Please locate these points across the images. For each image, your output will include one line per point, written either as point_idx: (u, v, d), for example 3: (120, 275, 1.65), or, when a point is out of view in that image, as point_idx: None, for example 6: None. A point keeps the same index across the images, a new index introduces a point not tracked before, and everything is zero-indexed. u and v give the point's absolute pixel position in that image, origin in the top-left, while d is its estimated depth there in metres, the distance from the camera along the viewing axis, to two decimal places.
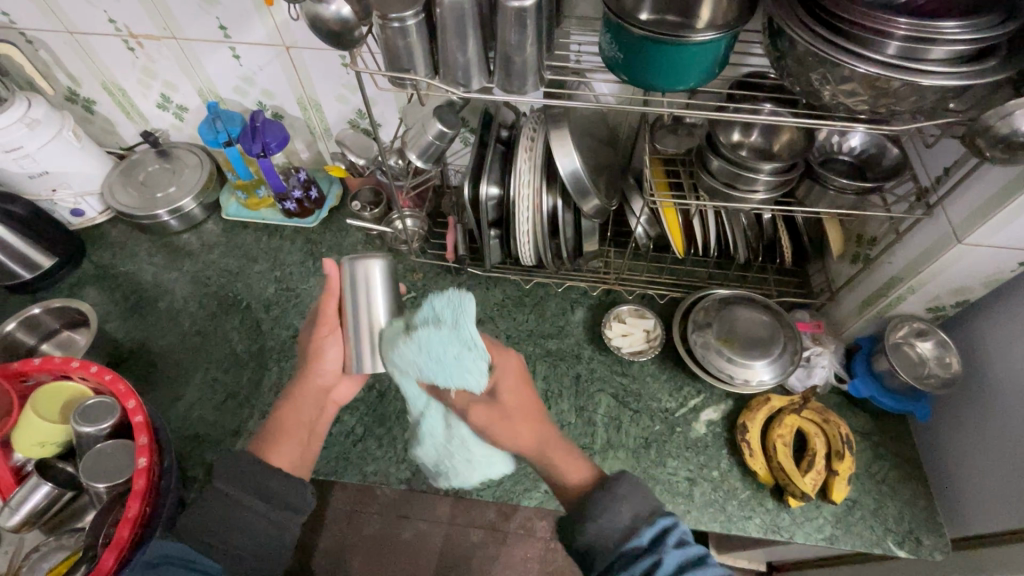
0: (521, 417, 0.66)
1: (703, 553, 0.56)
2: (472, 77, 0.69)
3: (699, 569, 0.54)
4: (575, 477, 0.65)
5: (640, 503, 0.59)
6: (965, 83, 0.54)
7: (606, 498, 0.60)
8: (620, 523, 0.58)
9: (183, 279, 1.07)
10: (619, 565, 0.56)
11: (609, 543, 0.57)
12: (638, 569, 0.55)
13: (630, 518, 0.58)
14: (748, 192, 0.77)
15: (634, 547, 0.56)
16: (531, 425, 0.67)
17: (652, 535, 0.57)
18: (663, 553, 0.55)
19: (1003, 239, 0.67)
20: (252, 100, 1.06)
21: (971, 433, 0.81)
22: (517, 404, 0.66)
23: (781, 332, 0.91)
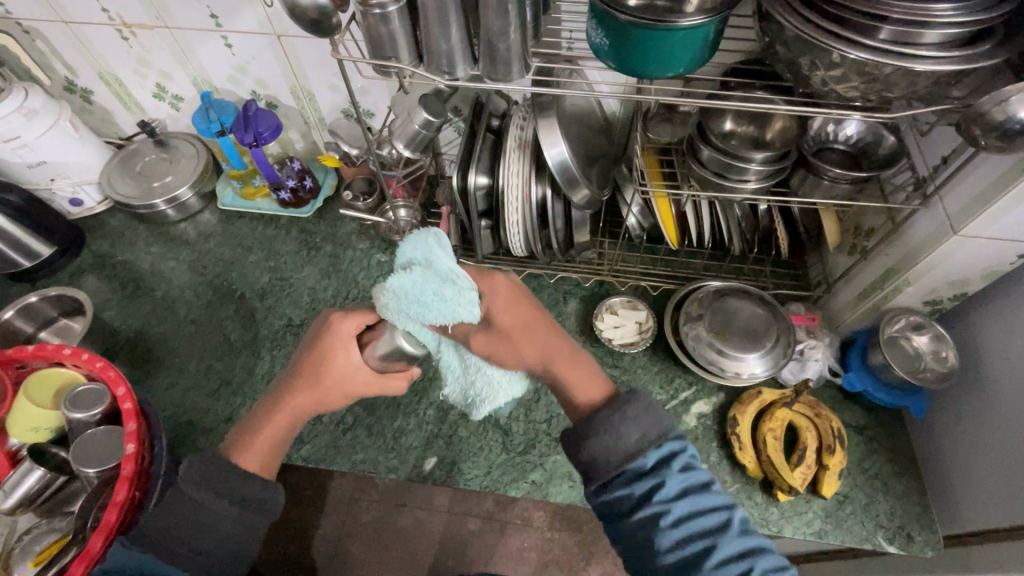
0: (522, 337, 0.62)
1: (706, 478, 0.55)
2: (457, 65, 0.68)
3: (699, 494, 0.54)
4: (583, 393, 0.60)
5: (651, 424, 0.56)
6: (959, 67, 0.52)
7: (616, 420, 0.56)
8: (623, 447, 0.55)
9: (179, 269, 1.08)
10: (619, 481, 0.55)
11: (610, 460, 0.55)
12: (637, 488, 0.54)
13: (637, 441, 0.55)
14: (739, 181, 0.76)
15: (636, 469, 0.54)
16: (532, 339, 0.62)
17: (656, 458, 0.55)
18: (667, 478, 0.54)
19: (1000, 230, 0.65)
20: (246, 89, 1.06)
21: (967, 428, 0.79)
22: (514, 324, 0.61)
23: (775, 324, 0.90)
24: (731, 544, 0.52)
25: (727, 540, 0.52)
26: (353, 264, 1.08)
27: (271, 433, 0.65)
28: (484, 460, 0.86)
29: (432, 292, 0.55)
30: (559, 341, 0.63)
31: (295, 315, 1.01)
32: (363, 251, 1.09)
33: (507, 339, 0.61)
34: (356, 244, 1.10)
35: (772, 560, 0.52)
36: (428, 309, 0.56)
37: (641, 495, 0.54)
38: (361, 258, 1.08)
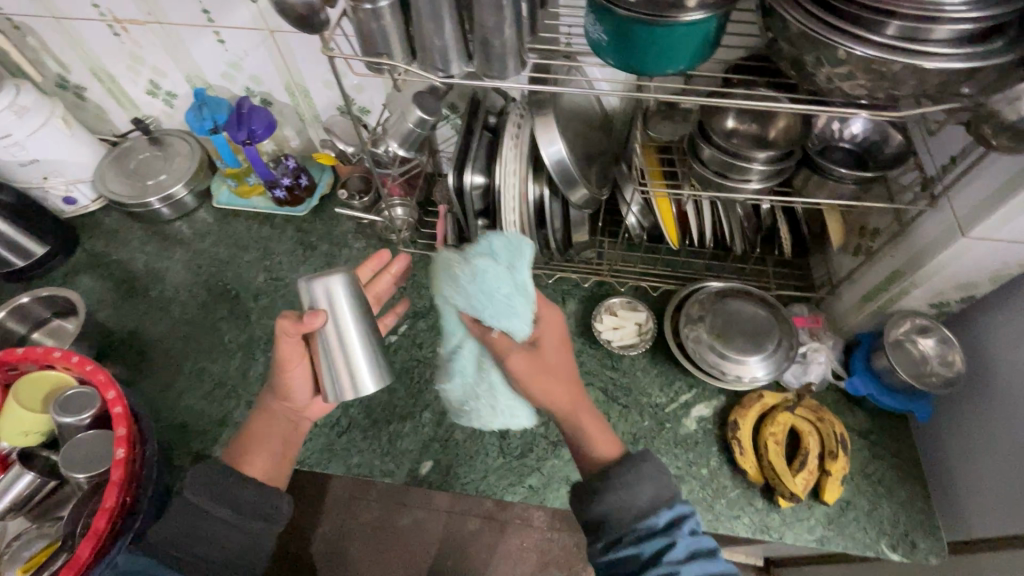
0: (558, 374, 0.63)
1: (713, 547, 0.55)
2: (451, 62, 0.66)
3: (706, 559, 0.54)
4: (600, 443, 0.63)
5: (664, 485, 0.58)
6: (969, 65, 0.51)
7: (632, 476, 0.58)
8: (637, 506, 0.56)
9: (173, 268, 1.07)
10: (629, 539, 0.55)
11: (621, 518, 0.56)
12: (649, 547, 0.54)
13: (650, 500, 0.57)
14: (741, 181, 0.74)
15: (647, 528, 0.55)
16: (568, 382, 0.64)
17: (668, 520, 0.56)
18: (677, 537, 0.54)
19: (1010, 233, 0.63)
20: (240, 86, 1.05)
21: (975, 433, 0.78)
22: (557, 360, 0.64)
23: (777, 326, 0.88)
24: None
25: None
26: (349, 263, 1.06)
27: (270, 446, 0.70)
28: (480, 464, 0.85)
29: (502, 290, 0.61)
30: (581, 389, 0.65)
31: None
32: (360, 250, 1.08)
33: (545, 368, 0.62)
34: (352, 244, 1.08)
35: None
36: (488, 307, 0.61)
37: (652, 554, 0.54)
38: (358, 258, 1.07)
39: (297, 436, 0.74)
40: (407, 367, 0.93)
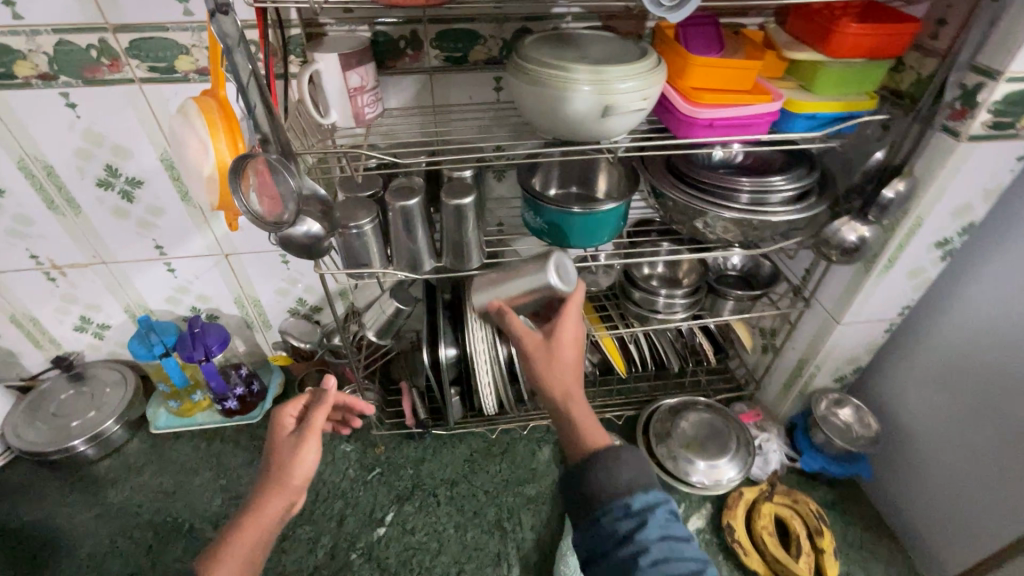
0: (568, 357, 0.65)
1: (687, 534, 0.54)
2: (424, 260, 0.78)
3: (676, 538, 0.53)
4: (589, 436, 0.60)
5: (640, 474, 0.57)
6: (805, 215, 0.72)
7: (610, 460, 0.57)
8: (611, 490, 0.56)
9: (107, 513, 0.94)
10: (607, 519, 0.55)
11: (599, 498, 0.56)
12: (622, 526, 0.54)
13: (626, 483, 0.56)
14: (669, 313, 0.90)
15: (621, 509, 0.55)
16: (574, 370, 0.65)
17: (642, 503, 0.55)
18: (648, 518, 0.53)
19: (866, 315, 0.85)
20: (185, 307, 1.06)
21: (911, 477, 0.92)
22: (571, 350, 0.65)
23: (730, 426, 1.00)
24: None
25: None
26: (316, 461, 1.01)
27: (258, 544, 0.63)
28: None
29: None
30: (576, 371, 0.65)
31: None
32: (324, 444, 1.04)
33: (554, 361, 0.64)
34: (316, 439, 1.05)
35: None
36: None
37: (624, 534, 0.53)
38: (325, 452, 1.02)
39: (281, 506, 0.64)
40: (403, 560, 0.88)
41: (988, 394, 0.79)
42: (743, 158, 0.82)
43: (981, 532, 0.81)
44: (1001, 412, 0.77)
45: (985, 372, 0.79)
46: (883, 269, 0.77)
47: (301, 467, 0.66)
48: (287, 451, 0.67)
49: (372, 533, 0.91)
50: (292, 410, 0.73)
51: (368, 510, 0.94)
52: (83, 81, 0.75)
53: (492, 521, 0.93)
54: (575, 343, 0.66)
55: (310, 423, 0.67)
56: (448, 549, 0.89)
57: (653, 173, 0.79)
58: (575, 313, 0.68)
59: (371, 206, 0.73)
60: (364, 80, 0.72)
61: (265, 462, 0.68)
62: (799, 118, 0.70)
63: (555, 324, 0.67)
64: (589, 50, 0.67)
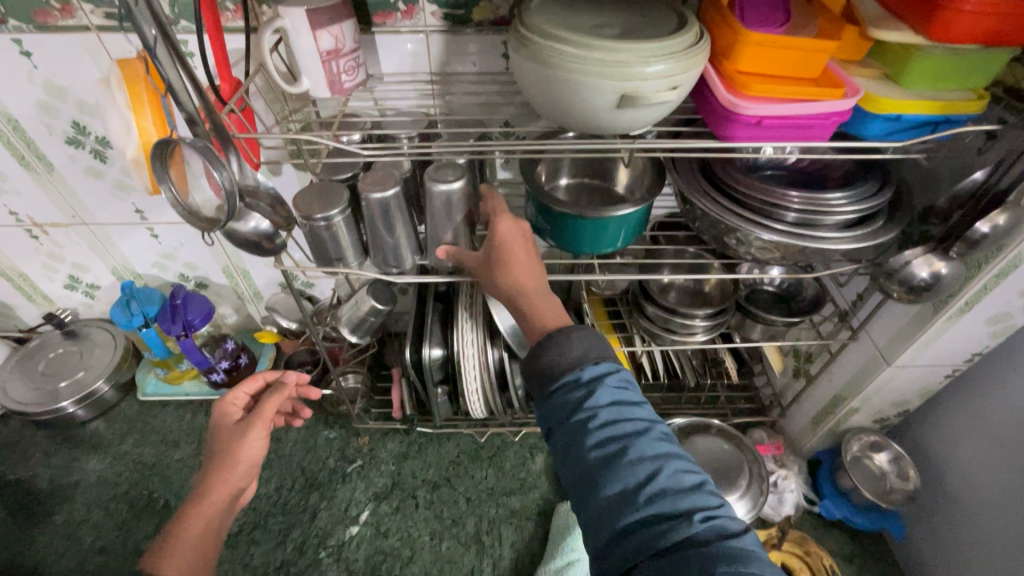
0: (512, 259, 0.55)
1: (641, 400, 0.48)
2: (404, 257, 0.69)
3: (630, 407, 0.46)
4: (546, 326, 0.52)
5: (596, 345, 0.49)
6: (864, 244, 0.58)
7: (560, 342, 0.49)
8: (565, 361, 0.48)
9: (88, 480, 0.93)
10: (557, 390, 0.48)
11: (552, 374, 0.48)
12: (570, 398, 0.47)
13: (579, 356, 0.49)
14: (686, 333, 0.78)
15: (572, 382, 0.47)
16: (523, 265, 0.56)
17: (593, 374, 0.48)
18: (598, 388, 0.46)
19: (925, 360, 0.71)
20: (173, 273, 1.01)
21: (946, 536, 0.80)
22: (514, 254, 0.56)
23: (744, 458, 0.89)
24: (650, 447, 0.44)
25: (642, 442, 0.44)
26: (297, 446, 0.97)
27: (206, 534, 0.58)
28: None
29: None
30: (525, 266, 0.56)
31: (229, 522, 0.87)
32: (308, 428, 1.00)
33: (497, 268, 0.56)
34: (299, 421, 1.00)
35: (683, 462, 0.44)
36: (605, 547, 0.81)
37: (573, 405, 0.46)
38: (307, 437, 0.98)
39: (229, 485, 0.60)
40: (372, 565, 0.84)
41: None
42: (798, 162, 0.66)
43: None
44: None
45: None
46: (956, 313, 0.63)
47: (248, 453, 0.62)
48: (228, 440, 0.62)
49: (344, 530, 0.87)
50: (233, 400, 0.67)
51: (343, 505, 0.90)
52: (34, 26, 0.66)
53: (470, 532, 0.87)
54: (517, 240, 0.56)
55: (259, 413, 0.63)
56: (421, 559, 0.84)
57: (683, 175, 0.65)
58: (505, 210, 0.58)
59: (344, 194, 0.63)
60: (338, 42, 0.60)
61: (207, 455, 0.63)
62: (878, 121, 0.55)
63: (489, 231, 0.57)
64: (611, 20, 0.53)
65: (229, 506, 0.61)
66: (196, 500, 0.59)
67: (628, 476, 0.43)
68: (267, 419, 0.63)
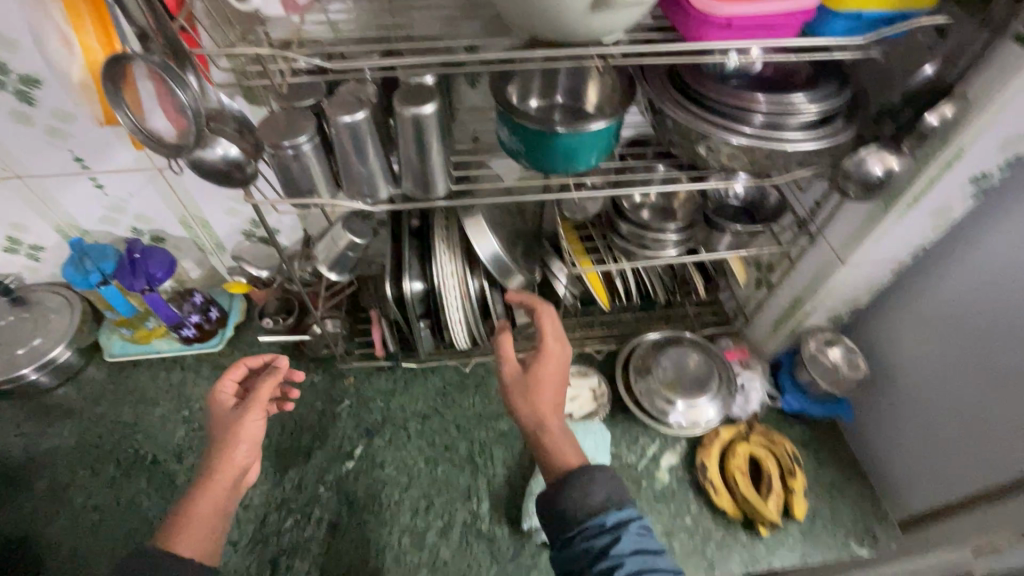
0: (544, 376, 0.66)
1: (660, 547, 0.53)
2: (379, 187, 0.67)
3: (652, 552, 0.52)
4: (564, 465, 0.59)
5: (617, 487, 0.57)
6: (825, 144, 0.60)
7: (583, 479, 0.57)
8: (588, 504, 0.55)
9: (67, 445, 0.91)
10: (580, 538, 0.54)
11: (572, 518, 0.55)
12: (595, 543, 0.53)
13: (602, 500, 0.55)
14: (659, 248, 0.81)
15: (596, 526, 0.54)
16: (554, 387, 0.66)
17: (615, 520, 0.54)
18: (622, 534, 0.53)
19: (875, 256, 0.76)
20: (125, 228, 0.95)
21: (890, 418, 0.90)
22: (550, 370, 0.66)
23: (714, 365, 0.96)
24: None
25: None
26: None
27: (215, 513, 0.60)
28: None
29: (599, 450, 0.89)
30: (555, 394, 0.66)
31: None
32: (291, 375, 1.00)
33: (529, 386, 0.65)
34: None
35: None
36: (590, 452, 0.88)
37: (599, 550, 0.52)
38: None
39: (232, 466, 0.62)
40: (372, 494, 0.87)
41: (988, 342, 0.74)
42: (762, 68, 0.68)
43: (951, 476, 0.81)
44: (999, 360, 0.73)
45: (989, 319, 0.74)
46: (905, 207, 0.68)
47: (248, 435, 0.64)
48: (227, 427, 0.64)
49: (340, 465, 0.90)
50: (224, 389, 0.69)
51: (336, 443, 0.92)
52: None
53: (464, 455, 0.91)
54: (556, 370, 0.67)
55: (256, 395, 0.65)
56: (418, 485, 0.88)
57: (654, 87, 0.66)
58: (556, 330, 0.70)
59: (311, 121, 0.61)
60: None
61: (207, 441, 0.65)
62: (840, 19, 0.56)
63: (539, 354, 0.68)
64: None
65: (232, 489, 0.62)
66: (203, 483, 0.61)
67: None
68: (264, 399, 0.66)
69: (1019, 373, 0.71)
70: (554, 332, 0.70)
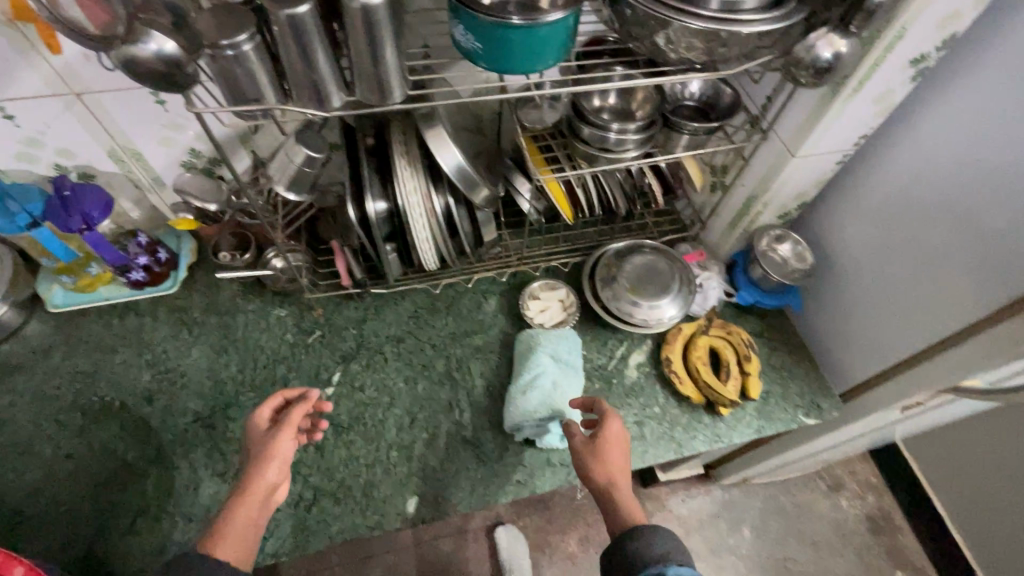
0: (611, 448, 0.78)
1: None
2: (331, 94, 0.63)
3: None
4: (627, 516, 0.74)
5: (674, 545, 0.70)
6: (781, 24, 0.61)
7: (648, 536, 0.70)
8: (653, 553, 0.69)
9: (23, 400, 0.87)
10: None
11: (640, 567, 0.68)
12: None
13: (662, 552, 0.69)
14: (620, 151, 0.82)
15: (657, 574, 0.66)
16: (620, 466, 0.77)
17: (674, 574, 0.65)
18: None
19: (823, 146, 0.80)
20: (46, 165, 0.87)
21: (834, 304, 0.99)
22: (618, 458, 0.78)
23: (674, 268, 1.00)
24: None
25: None
26: (250, 329, 0.95)
27: (251, 525, 0.67)
28: (464, 479, 0.84)
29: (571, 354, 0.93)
30: (619, 453, 0.78)
31: (200, 407, 0.87)
32: (256, 311, 0.97)
33: (600, 454, 0.77)
34: (245, 307, 0.97)
35: None
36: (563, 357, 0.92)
37: None
38: (257, 319, 0.96)
39: (265, 485, 0.69)
40: (356, 415, 0.88)
41: (919, 225, 0.82)
42: None
43: (886, 348, 0.90)
44: (928, 240, 0.81)
45: (922, 203, 0.81)
46: (851, 92, 0.71)
47: (281, 456, 0.71)
48: (263, 446, 0.71)
49: (319, 392, 0.90)
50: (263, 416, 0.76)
51: (312, 372, 0.92)
52: None
53: (442, 372, 0.94)
54: (618, 439, 0.79)
55: (289, 420, 0.73)
56: (401, 402, 0.90)
57: None
58: (619, 431, 0.79)
59: (248, 18, 0.56)
60: None
61: (246, 460, 0.72)
62: None
63: (603, 421, 0.80)
64: None
65: (266, 502, 0.69)
66: (242, 492, 0.67)
67: None
68: (296, 423, 0.73)
69: (944, 250, 0.79)
70: (616, 430, 0.79)
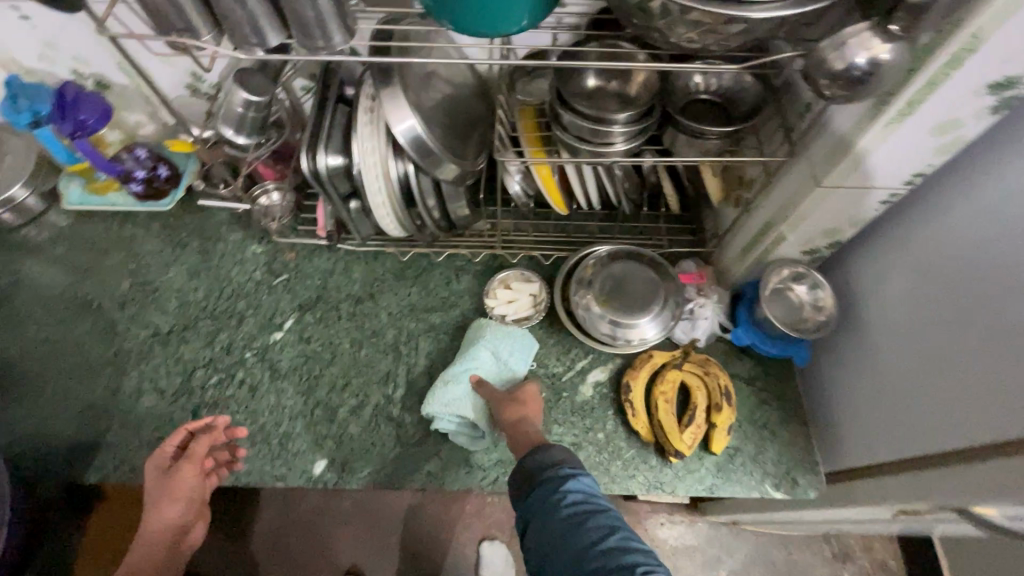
0: (528, 402, 0.78)
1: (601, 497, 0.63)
2: (266, 34, 0.59)
3: (590, 490, 0.63)
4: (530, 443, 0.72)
5: (576, 463, 0.67)
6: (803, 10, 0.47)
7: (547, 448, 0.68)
8: (550, 460, 0.67)
9: (25, 283, 0.96)
10: (538, 481, 0.65)
11: (538, 470, 0.66)
12: (548, 486, 0.64)
13: (558, 458, 0.67)
14: (604, 145, 0.71)
15: (551, 472, 0.66)
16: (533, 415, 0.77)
17: (566, 472, 0.65)
18: (572, 480, 0.64)
19: (858, 180, 0.63)
20: (64, 67, 0.91)
21: (851, 368, 0.81)
22: (533, 408, 0.77)
23: (663, 285, 0.88)
24: (600, 514, 0.61)
25: (600, 523, 0.60)
26: (226, 259, 0.98)
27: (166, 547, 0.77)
28: (376, 455, 0.82)
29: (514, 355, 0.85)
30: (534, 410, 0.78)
31: (162, 323, 0.91)
32: (236, 243, 0.99)
33: (518, 403, 0.77)
34: (227, 237, 0.99)
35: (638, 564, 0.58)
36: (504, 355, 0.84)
37: (550, 490, 0.64)
38: (234, 251, 0.98)
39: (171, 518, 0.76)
40: (295, 365, 0.88)
41: (973, 295, 0.63)
42: None
43: (892, 438, 0.73)
44: (979, 319, 0.62)
45: (984, 268, 0.62)
46: (896, 116, 0.54)
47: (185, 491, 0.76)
48: (167, 483, 0.76)
49: (269, 335, 0.91)
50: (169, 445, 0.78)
51: (268, 313, 0.93)
52: None
53: (389, 342, 0.91)
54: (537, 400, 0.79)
55: (191, 458, 0.75)
56: (340, 362, 0.89)
57: None
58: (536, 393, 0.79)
59: None
60: None
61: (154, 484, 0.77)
62: None
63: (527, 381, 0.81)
64: None
65: (177, 526, 0.77)
66: (156, 522, 0.76)
67: (582, 536, 0.58)
68: (199, 457, 0.76)
69: (995, 335, 0.60)
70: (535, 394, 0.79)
